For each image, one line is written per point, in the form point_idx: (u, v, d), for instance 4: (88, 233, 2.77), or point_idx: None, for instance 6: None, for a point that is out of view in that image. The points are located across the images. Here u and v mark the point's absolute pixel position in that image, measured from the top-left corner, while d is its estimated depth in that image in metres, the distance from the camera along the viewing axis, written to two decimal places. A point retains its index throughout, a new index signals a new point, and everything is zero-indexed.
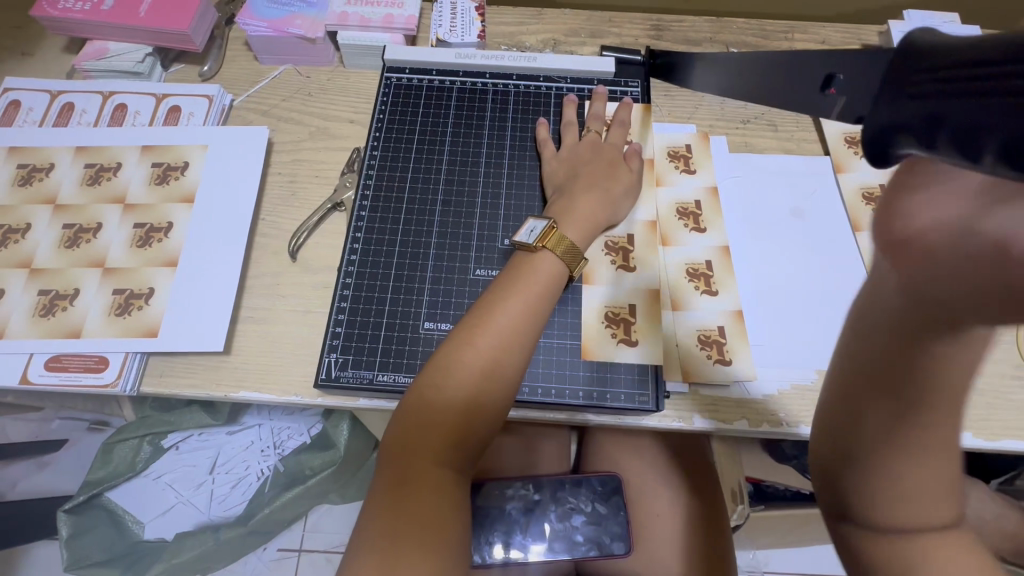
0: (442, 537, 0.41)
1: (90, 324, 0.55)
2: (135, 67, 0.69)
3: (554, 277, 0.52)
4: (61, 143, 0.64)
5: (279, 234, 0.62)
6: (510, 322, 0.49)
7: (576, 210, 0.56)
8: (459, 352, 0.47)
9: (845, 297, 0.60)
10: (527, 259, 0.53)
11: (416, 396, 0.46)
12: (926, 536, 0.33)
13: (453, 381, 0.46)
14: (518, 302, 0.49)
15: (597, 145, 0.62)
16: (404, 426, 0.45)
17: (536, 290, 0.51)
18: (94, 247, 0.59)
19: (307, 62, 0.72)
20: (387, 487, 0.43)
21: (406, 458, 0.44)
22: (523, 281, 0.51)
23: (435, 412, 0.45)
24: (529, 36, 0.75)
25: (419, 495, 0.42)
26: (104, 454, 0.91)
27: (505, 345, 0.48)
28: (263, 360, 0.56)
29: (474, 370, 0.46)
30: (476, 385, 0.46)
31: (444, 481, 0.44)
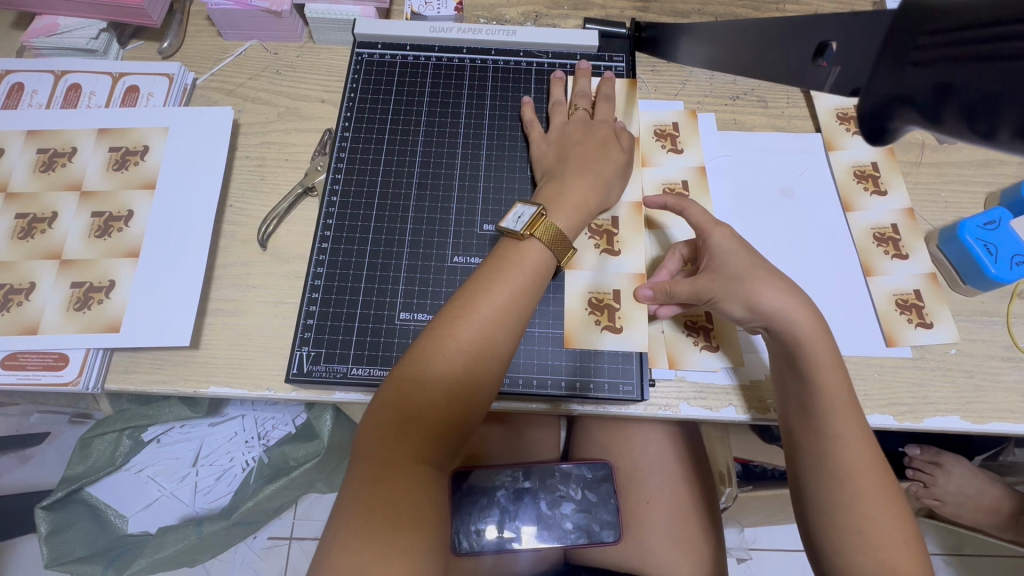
0: (423, 534, 0.39)
1: (47, 320, 0.53)
2: (89, 44, 0.65)
3: (541, 267, 0.50)
4: (11, 127, 0.60)
5: (249, 222, 0.59)
6: (495, 313, 0.46)
7: (566, 195, 0.53)
8: (444, 346, 0.45)
9: (833, 280, 0.59)
10: (515, 248, 0.50)
11: (397, 390, 0.44)
12: (873, 555, 0.42)
13: (437, 374, 0.44)
14: (502, 291, 0.47)
15: (587, 124, 0.59)
16: (382, 420, 0.43)
17: (522, 279, 0.49)
18: (50, 238, 0.56)
19: (274, 37, 0.68)
20: (363, 481, 0.40)
21: (384, 453, 0.41)
22: (510, 271, 0.48)
23: (413, 405, 0.43)
24: (510, 8, 0.71)
25: (395, 491, 0.40)
26: (83, 448, 0.89)
27: (488, 336, 0.46)
28: (234, 354, 0.54)
29: (455, 362, 0.44)
30: (460, 378, 0.44)
31: (425, 479, 0.42)
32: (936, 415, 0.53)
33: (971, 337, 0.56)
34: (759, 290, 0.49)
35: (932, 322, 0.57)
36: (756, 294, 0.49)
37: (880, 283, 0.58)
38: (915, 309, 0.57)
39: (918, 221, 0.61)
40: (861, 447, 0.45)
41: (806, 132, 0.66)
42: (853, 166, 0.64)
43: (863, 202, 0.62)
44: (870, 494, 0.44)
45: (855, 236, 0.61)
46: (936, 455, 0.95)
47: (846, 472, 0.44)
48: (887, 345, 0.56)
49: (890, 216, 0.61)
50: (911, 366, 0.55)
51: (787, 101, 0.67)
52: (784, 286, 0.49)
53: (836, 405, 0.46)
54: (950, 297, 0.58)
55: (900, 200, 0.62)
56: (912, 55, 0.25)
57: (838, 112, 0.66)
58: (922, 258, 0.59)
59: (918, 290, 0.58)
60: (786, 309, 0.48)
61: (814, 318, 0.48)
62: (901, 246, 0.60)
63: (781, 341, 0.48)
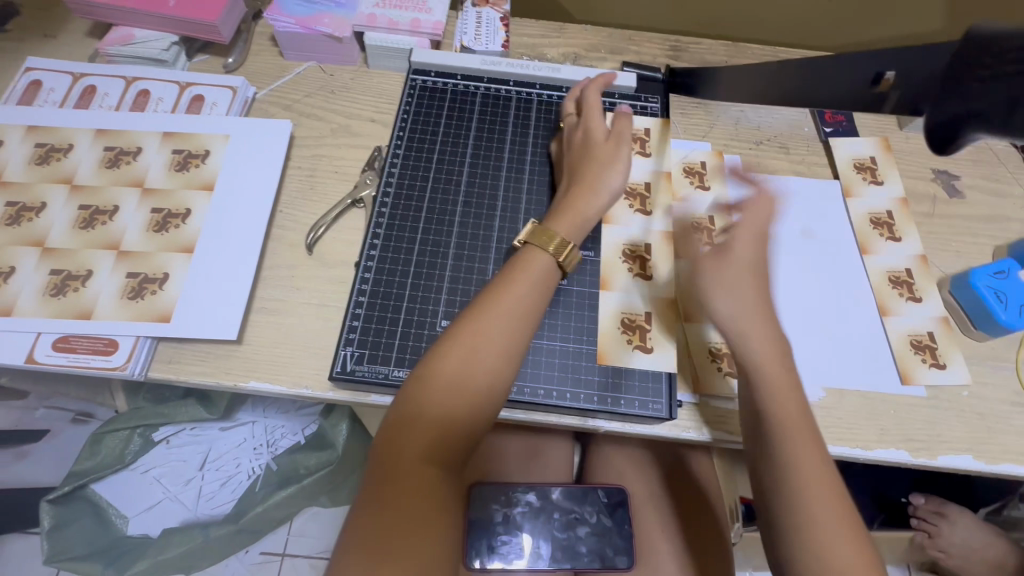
0: (429, 533, 0.41)
1: (102, 306, 0.55)
2: (160, 55, 0.69)
3: (547, 277, 0.53)
4: (81, 125, 0.64)
5: (297, 227, 0.62)
6: (504, 321, 0.49)
7: (565, 206, 0.56)
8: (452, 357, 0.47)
9: (850, 318, 0.62)
10: (522, 267, 0.53)
11: (411, 397, 0.46)
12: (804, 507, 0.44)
13: (445, 381, 0.46)
14: (513, 300, 0.50)
15: (586, 128, 0.61)
16: (396, 425, 0.45)
17: (527, 296, 0.51)
18: (110, 230, 0.58)
19: (332, 60, 0.73)
20: (376, 481, 0.43)
21: (397, 454, 0.44)
22: (519, 287, 0.51)
23: (425, 408, 0.45)
24: (551, 49, 0.77)
25: (406, 493, 0.42)
26: (94, 444, 0.89)
27: (497, 342, 0.48)
28: (276, 351, 0.56)
29: (466, 367, 0.47)
30: (469, 389, 0.46)
31: (435, 483, 0.43)
32: (950, 453, 0.55)
33: (984, 380, 0.59)
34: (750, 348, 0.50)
35: (946, 363, 0.59)
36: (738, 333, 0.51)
37: (895, 323, 0.61)
38: (928, 350, 0.60)
39: (931, 268, 0.64)
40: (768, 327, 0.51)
41: (824, 178, 0.70)
42: (869, 213, 0.67)
43: (878, 246, 0.65)
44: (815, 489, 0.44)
45: (871, 278, 0.64)
46: (940, 505, 0.97)
47: (803, 495, 0.44)
48: (903, 384, 0.58)
49: (905, 261, 0.65)
50: (925, 405, 0.57)
51: (807, 149, 0.72)
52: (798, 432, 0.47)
53: (777, 380, 0.49)
54: (963, 340, 0.61)
55: (914, 247, 0.65)
56: (979, 73, 0.34)
57: (854, 162, 0.70)
58: (935, 302, 0.62)
59: (932, 332, 0.61)
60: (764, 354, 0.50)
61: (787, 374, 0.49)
62: (915, 289, 0.63)
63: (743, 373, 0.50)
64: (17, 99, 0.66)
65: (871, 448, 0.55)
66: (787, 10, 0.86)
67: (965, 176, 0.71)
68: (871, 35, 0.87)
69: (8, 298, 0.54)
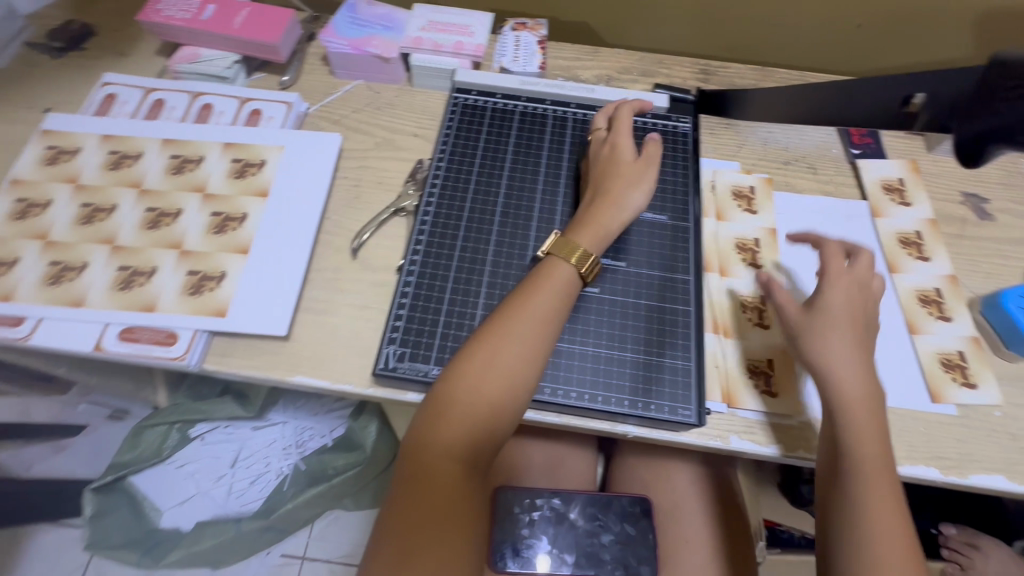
0: (451, 532, 0.44)
1: (165, 300, 0.59)
2: (222, 72, 0.75)
3: (568, 283, 0.55)
4: (150, 135, 0.70)
5: (343, 233, 0.66)
6: (524, 326, 0.51)
7: (588, 220, 0.58)
8: (473, 365, 0.50)
9: (879, 336, 0.62)
10: (544, 279, 0.54)
11: (435, 403, 0.49)
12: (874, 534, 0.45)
13: (468, 388, 0.49)
14: (534, 307, 0.52)
15: (613, 145, 0.63)
16: (423, 430, 0.48)
17: (547, 307, 0.53)
18: (173, 231, 0.63)
19: (379, 79, 0.78)
20: (402, 482, 0.46)
21: (420, 455, 0.47)
22: (539, 299, 0.53)
23: (450, 411, 0.48)
24: (585, 71, 0.81)
25: (427, 492, 0.45)
26: (134, 437, 0.94)
27: (519, 347, 0.50)
28: (321, 348, 0.59)
29: (485, 371, 0.49)
30: (491, 396, 0.48)
31: (462, 488, 0.46)
32: (982, 473, 0.55)
33: (1016, 401, 0.59)
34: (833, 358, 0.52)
35: (977, 383, 0.59)
36: (825, 345, 0.52)
37: (924, 341, 0.62)
38: (959, 368, 0.60)
39: (961, 288, 0.65)
40: (859, 385, 0.51)
41: (852, 198, 0.71)
42: (897, 233, 0.68)
43: (908, 265, 0.66)
44: (887, 518, 0.46)
45: (900, 297, 0.64)
46: (973, 537, 0.96)
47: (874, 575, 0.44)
48: (932, 402, 0.59)
49: (934, 281, 0.65)
50: (955, 424, 0.58)
51: (835, 170, 0.73)
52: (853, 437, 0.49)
53: (854, 397, 0.50)
54: (994, 361, 0.61)
55: (943, 267, 0.66)
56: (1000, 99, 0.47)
57: (883, 183, 0.71)
58: (965, 322, 0.63)
59: (962, 351, 0.61)
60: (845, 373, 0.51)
61: (867, 392, 0.51)
62: (944, 309, 0.64)
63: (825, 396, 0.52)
64: (93, 110, 0.72)
65: (900, 464, 0.56)
66: (814, 38, 0.88)
67: (994, 200, 0.71)
68: (896, 63, 0.89)
69: (81, 291, 0.59)
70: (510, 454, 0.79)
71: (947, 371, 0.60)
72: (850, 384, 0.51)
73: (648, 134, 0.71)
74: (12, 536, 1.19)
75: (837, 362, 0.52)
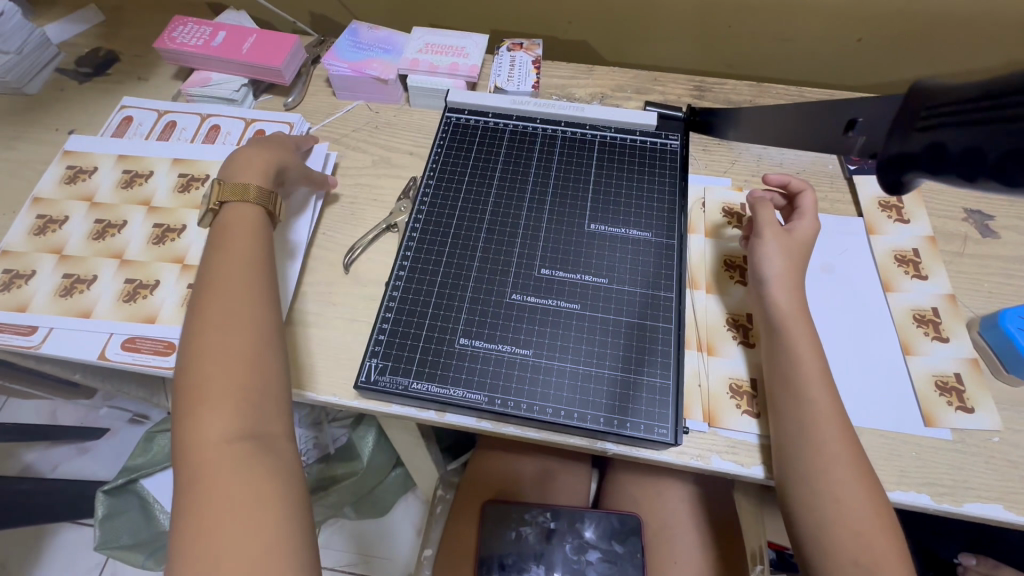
0: (256, 503, 0.43)
1: (165, 312, 0.62)
2: (231, 95, 0.79)
3: (251, 220, 0.59)
4: (161, 155, 0.74)
5: (337, 248, 0.68)
6: (222, 276, 0.54)
7: (242, 166, 0.63)
8: (211, 344, 0.50)
9: (869, 357, 0.61)
10: (220, 247, 0.57)
11: (187, 392, 0.48)
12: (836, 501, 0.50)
13: (211, 362, 0.49)
14: (223, 255, 0.56)
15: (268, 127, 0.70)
16: (187, 419, 0.47)
17: (247, 251, 0.56)
18: (176, 245, 0.66)
19: (378, 99, 0.81)
20: (186, 479, 0.44)
21: (200, 443, 0.45)
22: (226, 262, 0.55)
23: (208, 383, 0.48)
24: (580, 89, 0.82)
25: (217, 476, 0.44)
26: (146, 442, 1.01)
27: (212, 297, 0.53)
28: (310, 360, 0.61)
29: (192, 331, 0.51)
30: (207, 348, 0.49)
31: (246, 455, 0.45)
32: (976, 501, 0.53)
33: (1015, 427, 0.56)
34: (797, 342, 0.55)
35: (974, 407, 0.57)
36: (790, 329, 0.56)
37: (918, 362, 0.60)
38: (955, 392, 0.58)
39: (960, 308, 0.63)
40: (810, 361, 0.54)
41: (846, 215, 0.70)
42: (893, 251, 0.67)
43: (903, 284, 0.65)
44: (847, 483, 0.50)
45: (895, 316, 0.63)
46: (994, 567, 0.91)
47: (833, 534, 0.49)
48: (925, 425, 0.57)
49: (931, 300, 0.63)
50: (950, 449, 0.56)
51: (830, 186, 0.72)
52: (806, 412, 0.52)
53: (810, 372, 0.54)
54: (993, 384, 0.59)
55: (942, 286, 0.64)
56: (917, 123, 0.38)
57: (879, 201, 0.70)
58: (964, 342, 0.61)
59: (959, 373, 0.59)
60: (799, 352, 0.55)
61: (819, 368, 0.54)
62: (941, 329, 0.62)
63: (783, 376, 0.55)
64: (111, 133, 0.77)
65: (889, 490, 0.54)
66: (813, 53, 0.88)
67: (999, 217, 0.69)
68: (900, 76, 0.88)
69: (89, 302, 0.63)
70: (501, 467, 0.80)
71: (941, 393, 0.58)
72: (803, 344, 0.55)
73: (638, 152, 0.71)
74: (37, 535, 1.25)
75: (789, 323, 0.56)
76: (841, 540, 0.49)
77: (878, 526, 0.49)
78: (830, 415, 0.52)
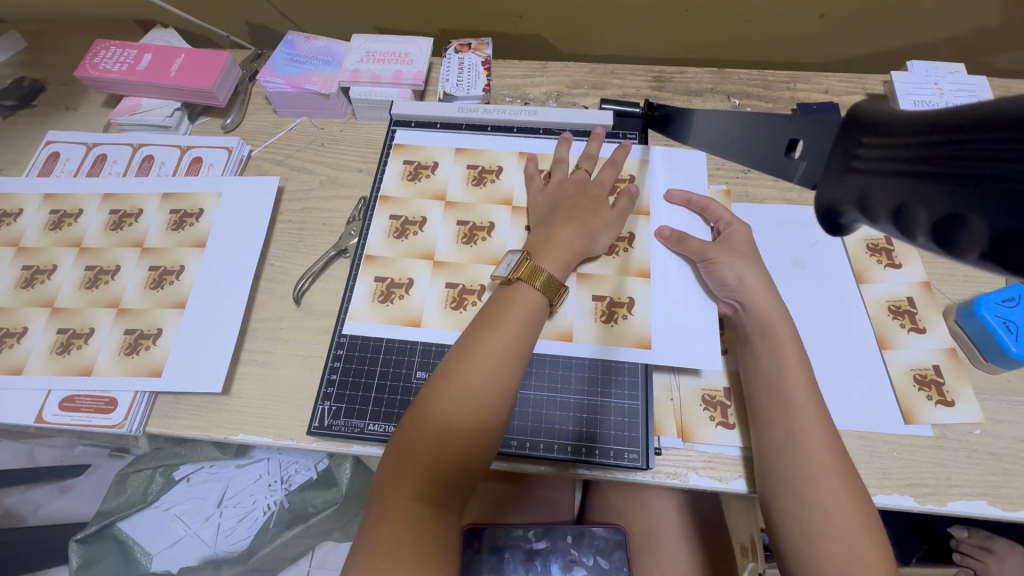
0: None
1: (580, 329, 0.57)
2: (164, 121, 0.74)
3: (533, 307, 0.52)
4: (91, 190, 0.69)
5: (286, 280, 0.64)
6: (495, 357, 0.48)
7: (554, 240, 0.56)
8: (454, 403, 0.46)
9: (845, 354, 0.58)
10: (492, 324, 0.50)
11: (401, 442, 0.46)
12: (826, 512, 0.46)
13: (438, 426, 0.46)
14: (503, 333, 0.50)
15: (584, 182, 0.62)
16: (390, 467, 0.45)
17: (514, 335, 0.50)
18: (111, 289, 0.62)
19: (321, 114, 0.76)
20: (372, 534, 0.42)
21: (390, 505, 0.43)
22: (501, 338, 0.49)
23: (417, 444, 0.45)
24: (534, 88, 0.78)
25: (397, 539, 0.41)
26: (118, 484, 0.94)
27: (491, 374, 0.48)
28: (263, 404, 0.57)
29: (459, 397, 0.46)
30: (444, 417, 0.46)
31: (429, 525, 0.43)
32: (961, 499, 0.52)
33: (997, 417, 0.55)
34: (783, 341, 0.53)
35: (954, 400, 0.55)
36: (773, 326, 0.53)
37: (896, 356, 0.58)
38: (934, 385, 0.56)
39: (935, 295, 0.61)
40: (791, 356, 0.52)
41: None
42: (866, 240, 0.64)
43: (876, 274, 0.62)
44: (830, 489, 0.46)
45: (869, 309, 0.61)
46: (986, 539, 0.91)
47: (818, 547, 0.45)
48: (905, 423, 0.55)
49: (905, 289, 0.61)
50: (932, 446, 0.54)
51: None
52: (792, 415, 0.50)
53: (792, 368, 0.52)
54: (972, 374, 0.57)
55: (916, 274, 0.62)
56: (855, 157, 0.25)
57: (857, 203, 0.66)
58: (940, 333, 0.59)
59: (937, 366, 0.57)
60: (779, 349, 0.52)
61: (802, 364, 0.52)
62: (917, 320, 0.60)
63: (764, 377, 0.52)
64: (37, 171, 0.72)
65: (873, 494, 0.52)
66: (775, 32, 0.84)
67: None
68: (866, 49, 0.85)
69: (20, 357, 0.59)
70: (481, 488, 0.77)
71: (919, 386, 0.56)
72: (786, 341, 0.53)
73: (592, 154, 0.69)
74: None
75: (774, 326, 0.53)
76: (829, 555, 0.44)
77: (869, 541, 0.45)
78: (817, 422, 0.49)
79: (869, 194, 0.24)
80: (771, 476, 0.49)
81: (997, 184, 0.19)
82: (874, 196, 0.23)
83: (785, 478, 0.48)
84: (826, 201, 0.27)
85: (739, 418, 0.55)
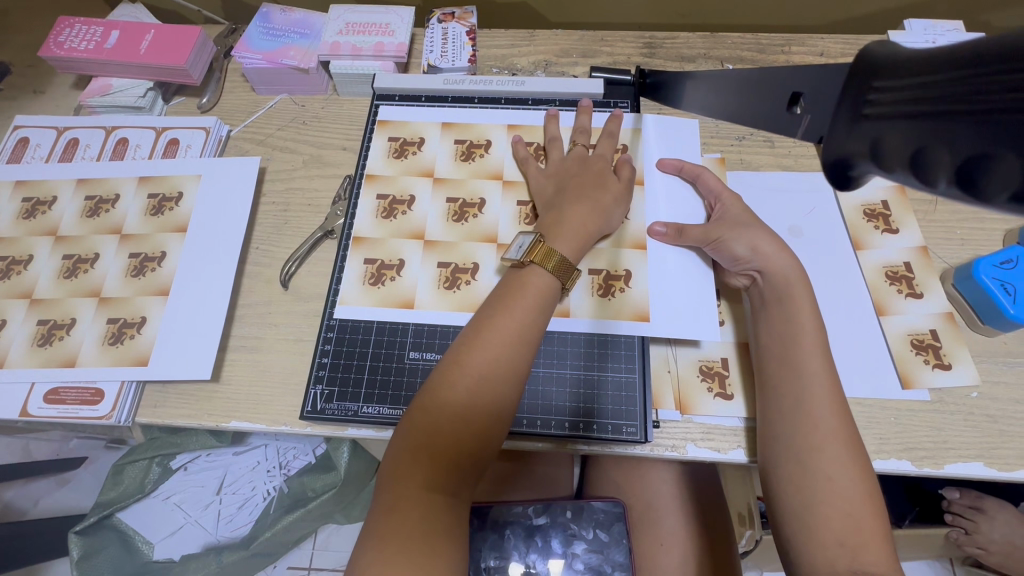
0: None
1: (577, 305, 0.56)
2: (137, 102, 0.71)
3: (544, 291, 0.51)
4: (66, 176, 0.67)
5: (273, 263, 0.63)
6: (507, 342, 0.47)
7: (566, 221, 0.55)
8: (466, 389, 0.45)
9: (842, 322, 0.58)
10: (504, 308, 0.49)
11: (412, 427, 0.45)
12: (830, 479, 0.45)
13: (451, 413, 0.45)
14: (515, 318, 0.48)
15: (585, 158, 0.61)
16: (401, 452, 0.44)
17: (525, 320, 0.49)
18: (91, 278, 0.61)
19: (301, 91, 0.73)
20: (382, 519, 0.41)
21: (402, 491, 0.42)
22: (512, 323, 0.48)
23: (429, 431, 0.44)
24: (521, 58, 0.75)
25: (408, 525, 0.41)
26: (115, 475, 0.93)
27: (502, 360, 0.47)
28: (254, 391, 0.56)
29: (471, 382, 0.46)
30: (456, 403, 0.45)
31: (439, 512, 0.42)
32: (959, 461, 0.52)
33: (994, 380, 0.55)
34: (800, 312, 0.52)
35: (951, 363, 0.55)
36: (793, 295, 0.52)
37: (893, 322, 0.57)
38: (931, 349, 0.56)
39: (933, 260, 0.60)
40: (809, 325, 0.51)
41: (814, 170, 0.66)
42: (863, 205, 0.63)
43: (874, 240, 0.61)
44: (835, 457, 0.46)
45: (866, 275, 0.60)
46: (977, 499, 0.92)
47: (815, 513, 0.45)
48: (903, 388, 0.55)
49: (903, 255, 0.61)
50: (929, 410, 0.54)
51: (794, 142, 0.68)
52: (806, 384, 0.49)
53: (807, 336, 0.51)
54: (969, 337, 0.57)
55: (914, 238, 0.61)
56: (865, 108, 0.24)
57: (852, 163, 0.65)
58: (937, 297, 0.58)
59: (934, 330, 0.57)
60: (794, 317, 0.52)
61: (817, 332, 0.51)
62: (915, 284, 0.59)
63: (778, 345, 0.51)
64: (5, 158, 0.69)
65: (873, 459, 0.52)
66: None
67: None
68: (860, 10, 0.83)
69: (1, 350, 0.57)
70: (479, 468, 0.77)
71: (917, 350, 0.56)
72: (802, 309, 0.52)
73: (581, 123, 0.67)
74: None
75: (793, 291, 0.52)
76: (828, 520, 0.44)
77: (869, 509, 0.45)
78: (828, 393, 0.49)
79: (882, 141, 0.23)
80: (775, 443, 0.49)
81: (1008, 117, 0.18)
82: (887, 143, 0.23)
83: (792, 445, 0.48)
84: (838, 153, 0.26)
85: (741, 390, 0.55)
